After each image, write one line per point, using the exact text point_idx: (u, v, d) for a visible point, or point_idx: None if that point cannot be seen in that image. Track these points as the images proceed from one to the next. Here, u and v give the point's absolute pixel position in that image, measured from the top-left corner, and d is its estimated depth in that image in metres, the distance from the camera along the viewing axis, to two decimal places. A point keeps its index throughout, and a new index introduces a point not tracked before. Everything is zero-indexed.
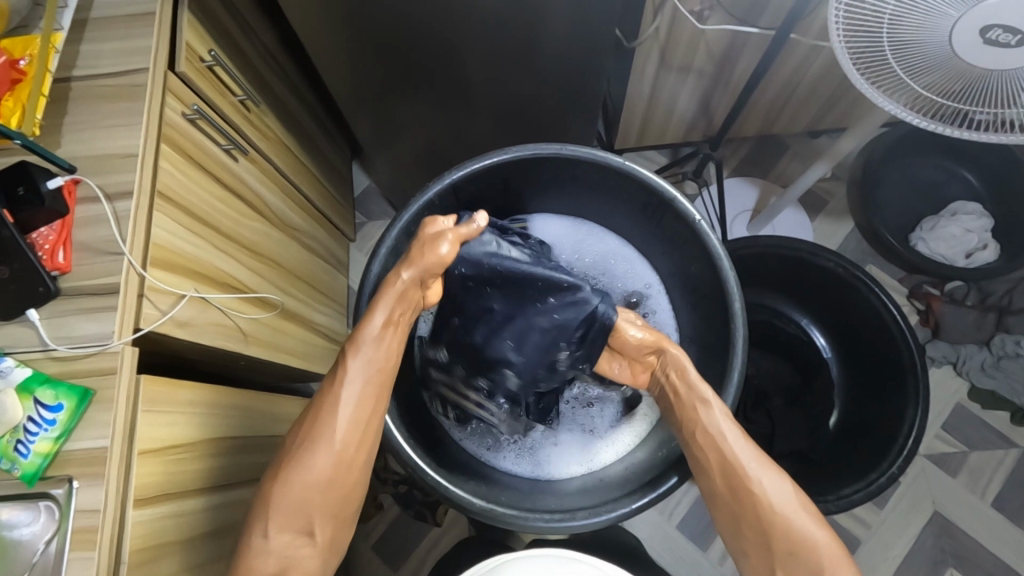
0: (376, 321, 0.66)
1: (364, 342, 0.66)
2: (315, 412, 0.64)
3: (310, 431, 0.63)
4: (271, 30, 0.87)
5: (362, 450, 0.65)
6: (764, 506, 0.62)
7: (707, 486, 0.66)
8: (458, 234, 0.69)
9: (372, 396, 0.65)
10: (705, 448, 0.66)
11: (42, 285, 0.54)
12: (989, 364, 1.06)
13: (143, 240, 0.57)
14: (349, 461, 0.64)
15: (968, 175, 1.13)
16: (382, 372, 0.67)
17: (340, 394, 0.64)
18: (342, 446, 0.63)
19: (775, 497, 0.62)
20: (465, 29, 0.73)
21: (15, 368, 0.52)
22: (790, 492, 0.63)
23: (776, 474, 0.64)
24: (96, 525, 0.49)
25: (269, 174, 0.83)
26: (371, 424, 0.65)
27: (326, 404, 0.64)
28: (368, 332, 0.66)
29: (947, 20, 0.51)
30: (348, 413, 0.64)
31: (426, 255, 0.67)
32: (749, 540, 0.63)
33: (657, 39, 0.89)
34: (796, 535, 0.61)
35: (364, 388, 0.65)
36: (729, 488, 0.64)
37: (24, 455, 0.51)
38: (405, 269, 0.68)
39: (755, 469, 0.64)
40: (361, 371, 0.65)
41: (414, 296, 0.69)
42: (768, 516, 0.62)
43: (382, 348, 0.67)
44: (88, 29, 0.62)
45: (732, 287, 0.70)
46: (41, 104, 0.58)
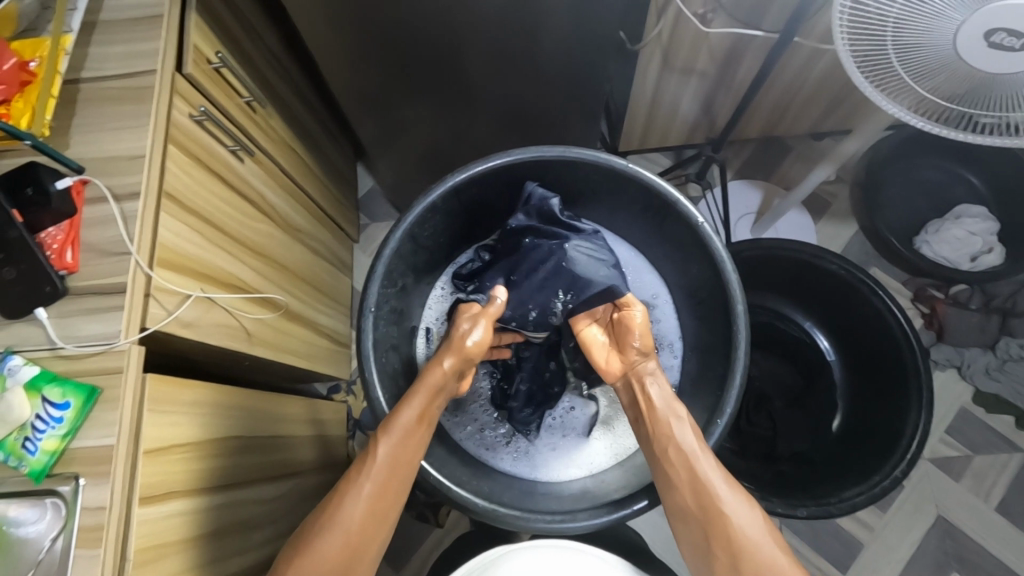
0: (408, 412, 0.68)
1: (393, 431, 0.66)
2: (338, 497, 0.64)
3: (330, 515, 0.63)
4: (276, 33, 0.88)
5: (376, 542, 0.64)
6: (730, 522, 0.62)
7: (673, 504, 0.66)
8: (488, 314, 0.76)
9: (397, 481, 0.66)
10: (676, 460, 0.66)
11: (50, 285, 0.54)
12: (993, 368, 1.06)
13: (149, 240, 0.57)
14: (358, 550, 0.63)
15: (972, 178, 1.13)
16: (408, 460, 0.66)
17: (364, 483, 0.64)
18: (357, 530, 0.62)
19: (742, 520, 0.62)
20: (470, 31, 0.74)
21: (24, 367, 0.53)
22: (756, 515, 0.62)
23: (740, 492, 0.64)
24: (103, 522, 0.50)
25: (273, 174, 0.84)
26: (388, 512, 0.65)
27: (349, 491, 0.64)
28: (399, 422, 0.67)
29: (951, 24, 0.51)
30: (369, 502, 0.64)
31: (466, 343, 0.73)
32: (716, 562, 0.62)
33: (661, 41, 0.90)
34: (761, 560, 0.60)
35: (387, 475, 0.65)
36: (697, 507, 0.64)
37: (32, 452, 0.51)
38: (446, 358, 0.73)
39: (721, 486, 0.64)
40: (387, 461, 0.65)
41: (453, 383, 0.73)
42: (733, 535, 0.61)
43: (410, 437, 0.67)
44: (96, 31, 0.63)
45: (734, 289, 0.70)
46: (50, 105, 0.58)
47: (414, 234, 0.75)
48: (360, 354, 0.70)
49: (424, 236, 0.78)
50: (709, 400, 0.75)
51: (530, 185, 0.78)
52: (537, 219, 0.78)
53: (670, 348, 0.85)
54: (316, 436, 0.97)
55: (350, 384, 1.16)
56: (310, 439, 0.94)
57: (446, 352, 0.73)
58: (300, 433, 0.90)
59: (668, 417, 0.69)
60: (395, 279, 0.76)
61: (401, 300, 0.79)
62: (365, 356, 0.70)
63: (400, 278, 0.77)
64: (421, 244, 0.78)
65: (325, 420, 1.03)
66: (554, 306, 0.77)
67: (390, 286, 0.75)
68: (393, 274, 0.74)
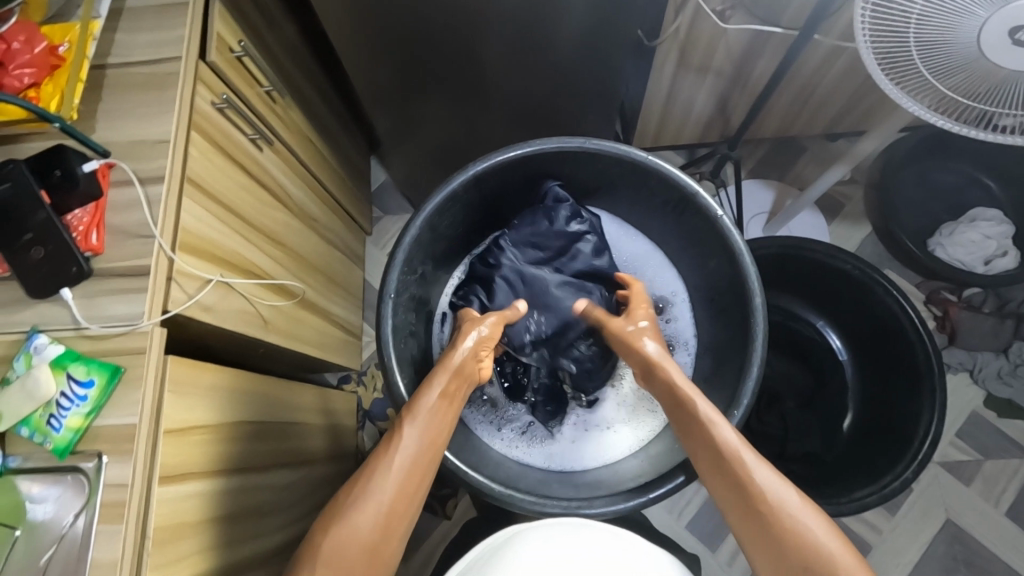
0: (433, 391, 0.67)
1: (421, 410, 0.66)
2: (368, 473, 0.61)
3: (360, 491, 0.60)
4: (295, 23, 0.88)
5: (406, 520, 0.61)
6: (764, 506, 0.56)
7: (714, 493, 0.61)
8: (504, 316, 0.77)
9: (427, 459, 0.64)
10: (703, 448, 0.63)
11: (76, 266, 0.55)
12: (1006, 372, 1.06)
13: (173, 223, 0.58)
14: (391, 528, 0.59)
15: (988, 182, 1.13)
16: (435, 440, 0.65)
17: (394, 458, 0.62)
18: (390, 507, 0.59)
19: (782, 500, 0.56)
20: (489, 25, 0.74)
21: (49, 345, 0.54)
22: (793, 495, 0.56)
23: (773, 471, 0.58)
24: (125, 499, 0.51)
25: (291, 165, 0.85)
26: (415, 494, 0.62)
27: (380, 466, 0.61)
28: (425, 402, 0.66)
29: (975, 21, 0.51)
30: (401, 478, 0.61)
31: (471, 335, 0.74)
32: (761, 554, 0.55)
33: (678, 38, 0.90)
34: (809, 546, 0.53)
35: (417, 452, 0.63)
36: (732, 492, 0.59)
37: (57, 429, 0.52)
38: (466, 339, 0.73)
39: (753, 468, 0.58)
40: (416, 438, 0.64)
41: (471, 371, 0.72)
42: (774, 520, 0.55)
43: (437, 416, 0.66)
44: (123, 18, 0.64)
45: (752, 283, 0.71)
46: (79, 89, 0.59)
47: (433, 224, 0.75)
48: (379, 340, 0.71)
49: (443, 226, 0.78)
50: (724, 395, 0.75)
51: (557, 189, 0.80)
52: (536, 232, 0.81)
53: (686, 346, 0.86)
54: (327, 425, 0.97)
55: (361, 375, 1.17)
56: (321, 428, 0.95)
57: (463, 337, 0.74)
58: (311, 421, 0.91)
59: (689, 402, 0.66)
60: (415, 268, 0.77)
61: (418, 289, 0.80)
62: (384, 343, 0.71)
63: (419, 266, 0.78)
64: (440, 232, 0.79)
65: (336, 409, 1.03)
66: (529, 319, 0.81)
67: (409, 274, 0.75)
68: (412, 261, 0.75)
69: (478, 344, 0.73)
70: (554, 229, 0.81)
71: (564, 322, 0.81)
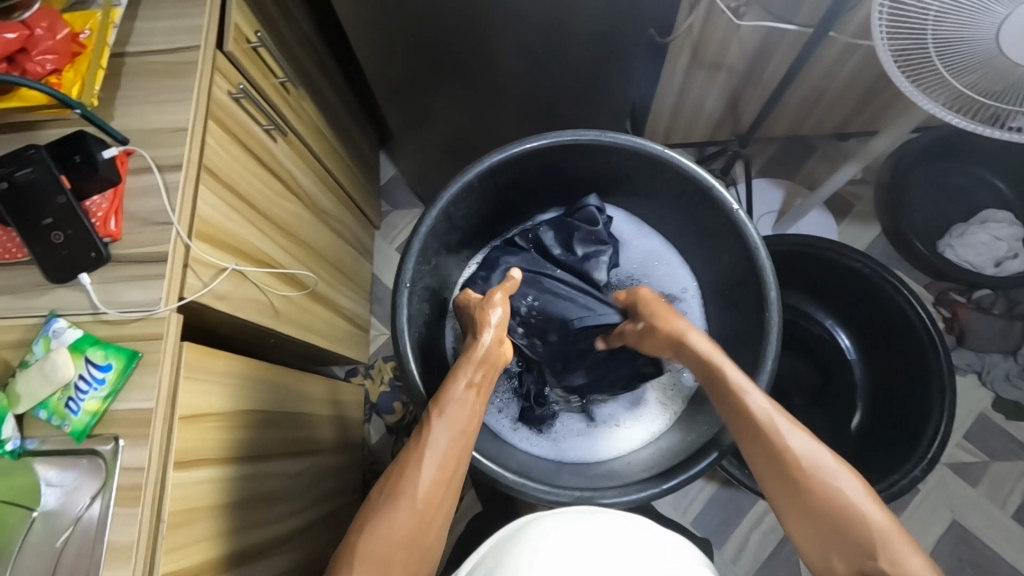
0: (458, 384, 0.67)
1: (448, 403, 0.66)
2: (401, 468, 0.62)
3: (393, 486, 0.61)
4: (310, 15, 0.88)
5: (442, 512, 0.61)
6: (799, 468, 0.58)
7: (749, 453, 0.62)
8: (506, 287, 0.76)
9: (457, 451, 0.64)
10: (735, 413, 0.63)
11: (95, 251, 0.55)
12: (1014, 374, 1.07)
13: (189, 210, 0.58)
14: (427, 520, 0.60)
15: (999, 183, 1.12)
16: (465, 432, 0.65)
17: (426, 452, 0.62)
18: (424, 501, 0.60)
19: (814, 461, 0.58)
20: (504, 18, 0.74)
21: (68, 329, 0.54)
22: (826, 457, 0.58)
23: (804, 435, 0.60)
24: (141, 482, 0.51)
25: (304, 156, 0.85)
26: (450, 486, 0.63)
27: (412, 462, 0.62)
28: (450, 396, 0.66)
29: (995, 17, 0.51)
30: (433, 470, 0.62)
31: (490, 318, 0.72)
32: (793, 513, 0.57)
33: (691, 34, 0.90)
34: (841, 506, 0.55)
35: (447, 445, 0.63)
36: (766, 457, 0.60)
37: (74, 412, 0.52)
38: (483, 334, 0.71)
39: (785, 431, 0.60)
40: (448, 430, 0.64)
41: (495, 360, 0.71)
42: (804, 482, 0.57)
43: (465, 408, 0.66)
44: (142, 7, 0.64)
45: (767, 275, 0.71)
46: (99, 76, 0.59)
47: (448, 214, 0.75)
48: (394, 329, 0.71)
49: (458, 217, 0.79)
50: None
51: (591, 198, 0.84)
52: (559, 238, 0.86)
53: None
54: (336, 416, 0.98)
55: (368, 368, 1.18)
56: (329, 418, 0.95)
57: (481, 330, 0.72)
58: (321, 412, 0.91)
59: (716, 371, 0.66)
60: (429, 258, 0.77)
61: (431, 280, 0.80)
62: (399, 331, 0.71)
63: (432, 257, 0.78)
64: (455, 223, 0.79)
65: (344, 401, 1.04)
66: (518, 305, 0.84)
67: (424, 264, 0.76)
68: (427, 252, 0.75)
69: (498, 329, 0.72)
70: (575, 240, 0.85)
71: (550, 311, 0.83)
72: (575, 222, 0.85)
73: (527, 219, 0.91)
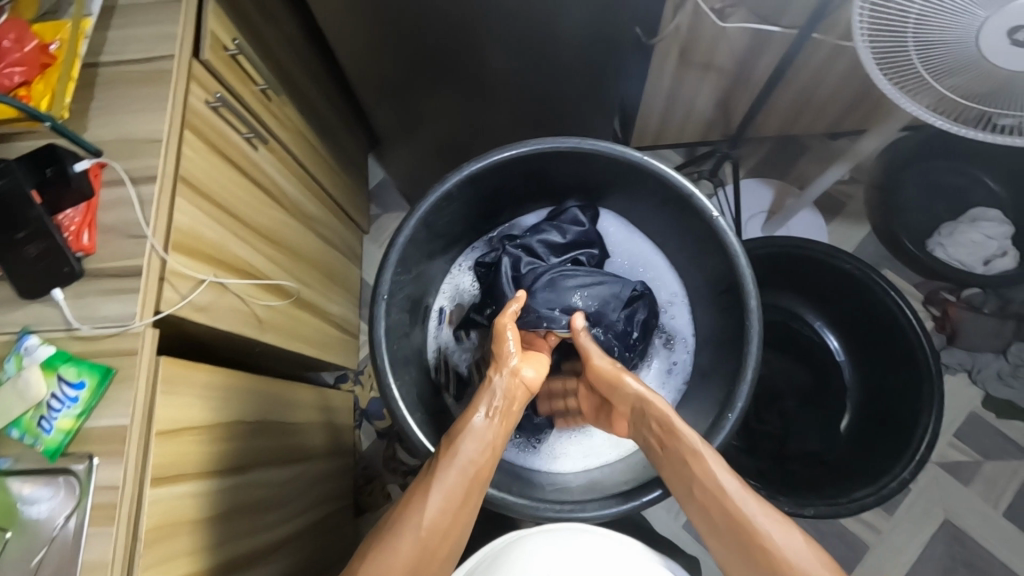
0: (476, 415, 0.67)
1: (464, 434, 0.66)
2: (410, 496, 0.62)
3: (400, 514, 0.61)
4: (294, 20, 0.87)
5: (448, 544, 0.61)
6: (771, 556, 0.58)
7: (713, 538, 0.63)
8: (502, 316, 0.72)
9: (469, 483, 0.63)
10: (715, 516, 0.62)
11: (67, 266, 0.55)
12: (1007, 373, 1.06)
13: (166, 223, 0.58)
14: (431, 550, 0.60)
15: (990, 182, 1.12)
16: (481, 463, 0.65)
17: (435, 480, 0.62)
18: (428, 531, 0.60)
19: (787, 545, 0.58)
20: (487, 22, 0.73)
21: (40, 346, 0.53)
22: (800, 543, 0.58)
23: (791, 530, 0.59)
24: (115, 501, 0.50)
25: (287, 163, 0.84)
26: (458, 518, 0.62)
27: (421, 490, 0.62)
28: (466, 426, 0.66)
29: (975, 21, 0.51)
30: (440, 500, 0.61)
31: (504, 348, 0.71)
32: None
33: (678, 36, 0.89)
34: None
35: (459, 476, 0.63)
36: (737, 542, 0.60)
37: (47, 431, 0.52)
38: (495, 368, 0.71)
39: (756, 514, 0.60)
40: (463, 459, 0.64)
41: (516, 392, 0.70)
42: (778, 568, 0.57)
43: (482, 439, 0.66)
44: (116, 15, 0.63)
45: (747, 284, 0.70)
46: (71, 88, 0.58)
47: (428, 223, 0.75)
48: (372, 341, 0.70)
49: (439, 224, 0.78)
50: (719, 396, 0.74)
51: (569, 202, 0.86)
52: (552, 246, 0.83)
53: (682, 344, 0.86)
54: (326, 423, 0.97)
55: (358, 373, 1.17)
56: (319, 426, 0.94)
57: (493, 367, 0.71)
58: (310, 420, 0.91)
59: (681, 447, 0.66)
60: (410, 267, 0.77)
61: (413, 288, 0.80)
62: (377, 344, 0.70)
63: (414, 265, 0.77)
64: (436, 231, 0.79)
65: (334, 408, 1.03)
66: (574, 304, 0.80)
67: (404, 274, 0.75)
68: (407, 261, 0.75)
69: (513, 358, 0.70)
70: (566, 243, 0.83)
71: (601, 292, 0.81)
72: (564, 223, 0.84)
73: (510, 223, 0.90)
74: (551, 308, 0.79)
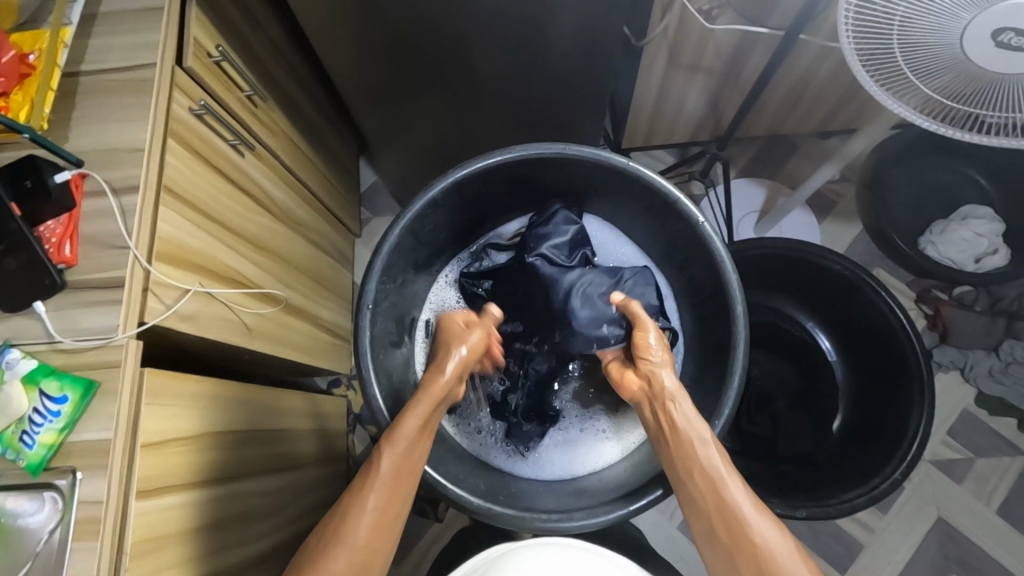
0: (410, 424, 0.67)
1: (398, 443, 0.66)
2: (347, 506, 0.63)
3: (336, 526, 0.62)
4: (280, 25, 0.87)
5: (385, 550, 0.64)
6: (759, 551, 0.59)
7: (699, 526, 0.64)
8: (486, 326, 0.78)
9: (403, 492, 0.66)
10: (709, 510, 0.63)
11: (48, 278, 0.54)
12: (997, 370, 1.06)
13: (148, 234, 0.57)
14: (369, 557, 0.62)
15: (980, 179, 1.12)
16: (413, 470, 0.67)
17: (371, 492, 0.64)
18: (365, 542, 0.62)
19: (774, 543, 0.59)
20: (473, 26, 0.73)
21: (22, 360, 0.53)
22: (787, 544, 0.59)
23: (778, 530, 0.60)
24: (99, 515, 0.50)
25: (274, 169, 0.84)
26: (392, 524, 0.64)
27: (357, 502, 0.63)
28: (403, 432, 0.67)
29: (959, 23, 0.51)
30: (375, 512, 0.63)
31: (463, 348, 0.74)
32: None
33: (666, 37, 0.89)
34: None
35: (393, 484, 0.65)
36: (726, 532, 0.61)
37: (29, 446, 0.51)
38: (447, 365, 0.73)
39: (749, 509, 0.61)
40: (397, 469, 0.65)
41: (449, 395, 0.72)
42: (763, 562, 0.59)
43: (416, 448, 0.67)
44: (97, 23, 0.63)
45: (734, 290, 0.70)
46: (49, 98, 0.58)
47: (414, 230, 0.75)
48: (358, 351, 0.70)
49: (425, 232, 0.78)
50: (708, 401, 0.74)
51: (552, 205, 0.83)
52: (552, 246, 0.81)
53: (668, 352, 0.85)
54: (317, 430, 0.97)
55: (351, 378, 1.16)
56: (310, 433, 0.94)
57: (445, 358, 0.73)
58: (300, 427, 0.90)
59: (686, 434, 0.66)
60: (395, 275, 0.77)
61: (399, 295, 0.79)
62: (362, 354, 0.70)
63: (399, 274, 0.77)
64: (422, 239, 0.79)
65: (325, 413, 1.02)
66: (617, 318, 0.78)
67: (389, 282, 0.75)
68: (392, 269, 0.74)
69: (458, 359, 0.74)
70: (569, 242, 0.82)
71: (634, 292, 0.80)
72: (561, 226, 0.82)
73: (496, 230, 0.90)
74: (598, 327, 0.78)
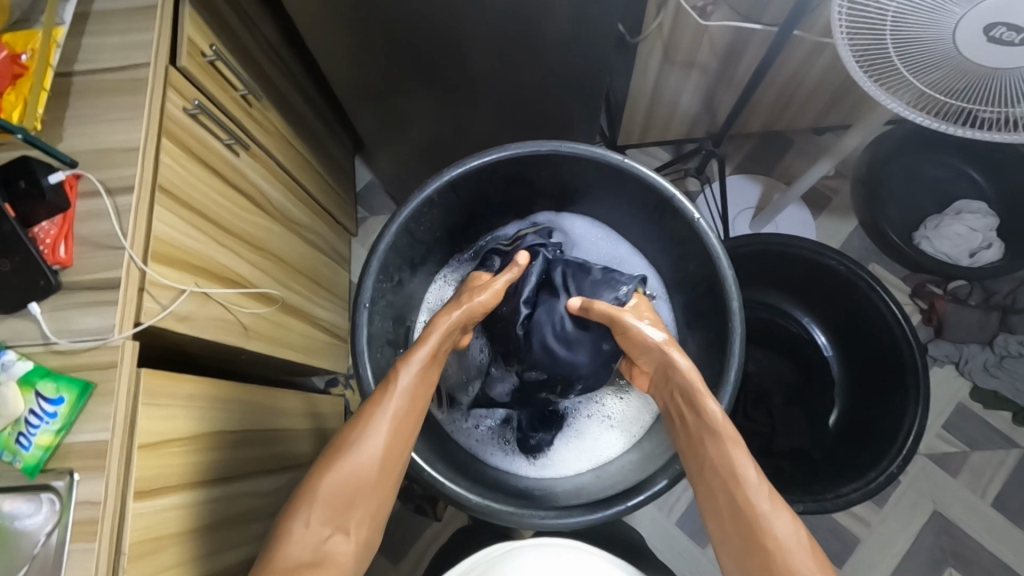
0: (424, 349, 0.70)
1: (413, 365, 0.69)
2: (365, 417, 0.66)
3: (354, 437, 0.65)
4: (274, 23, 0.87)
5: (398, 463, 0.67)
6: (772, 554, 0.58)
7: (716, 526, 0.64)
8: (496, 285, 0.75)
9: (414, 413, 0.68)
10: (720, 504, 0.63)
11: (43, 279, 0.54)
12: (991, 364, 1.05)
13: (144, 234, 0.57)
14: (385, 468, 0.65)
15: (973, 174, 1.12)
16: (424, 393, 0.70)
17: (388, 405, 0.66)
18: (380, 457, 0.65)
19: (790, 545, 0.57)
20: (468, 23, 0.73)
21: (16, 362, 0.53)
22: (803, 547, 0.57)
23: (790, 519, 0.59)
24: (97, 517, 0.50)
25: (269, 168, 0.84)
26: (405, 440, 0.67)
27: (375, 414, 0.66)
28: (418, 354, 0.69)
29: (951, 18, 0.51)
30: (391, 426, 0.66)
31: (477, 297, 0.74)
32: None
33: (660, 34, 0.89)
34: None
35: (409, 400, 0.68)
36: (738, 533, 0.60)
37: (26, 447, 0.51)
38: (455, 309, 0.73)
39: (767, 510, 0.60)
40: (410, 387, 0.68)
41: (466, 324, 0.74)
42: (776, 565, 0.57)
43: (428, 371, 0.70)
44: (89, 22, 0.62)
45: (730, 285, 0.70)
46: (42, 98, 0.58)
47: (410, 229, 0.75)
48: (356, 351, 0.70)
49: (420, 231, 0.78)
50: None
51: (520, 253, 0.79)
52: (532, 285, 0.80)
53: None
54: (314, 430, 0.97)
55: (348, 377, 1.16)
56: (307, 432, 0.94)
57: (454, 304, 0.74)
58: (298, 427, 0.90)
59: (702, 431, 0.65)
60: (391, 274, 0.77)
61: (396, 294, 0.80)
62: (360, 353, 0.70)
63: (395, 273, 0.77)
64: (418, 238, 0.79)
65: (322, 413, 1.02)
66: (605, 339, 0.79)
67: (386, 281, 0.75)
68: (388, 268, 0.75)
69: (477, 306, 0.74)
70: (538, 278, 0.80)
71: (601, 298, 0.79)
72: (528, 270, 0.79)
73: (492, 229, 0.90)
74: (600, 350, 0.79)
